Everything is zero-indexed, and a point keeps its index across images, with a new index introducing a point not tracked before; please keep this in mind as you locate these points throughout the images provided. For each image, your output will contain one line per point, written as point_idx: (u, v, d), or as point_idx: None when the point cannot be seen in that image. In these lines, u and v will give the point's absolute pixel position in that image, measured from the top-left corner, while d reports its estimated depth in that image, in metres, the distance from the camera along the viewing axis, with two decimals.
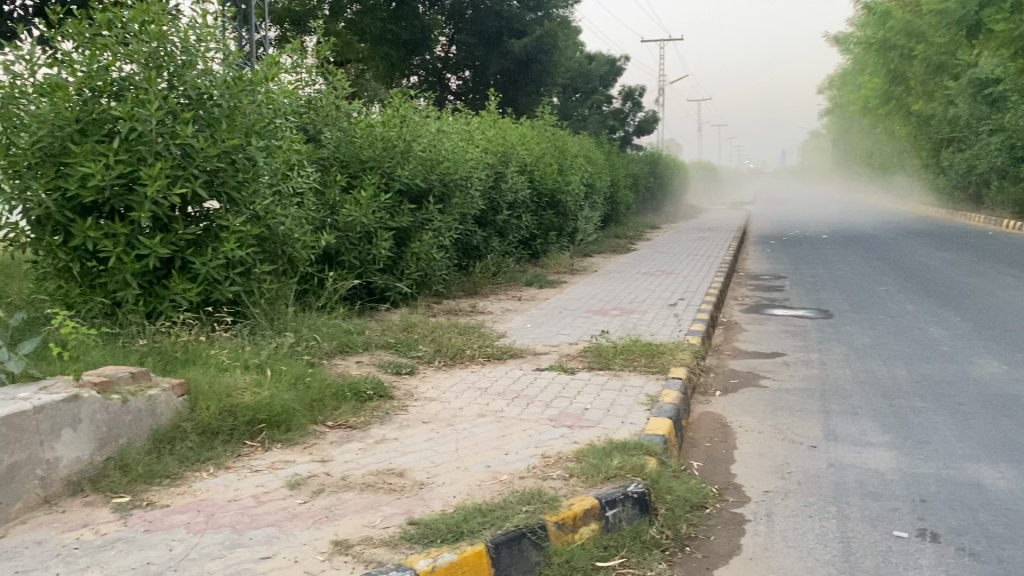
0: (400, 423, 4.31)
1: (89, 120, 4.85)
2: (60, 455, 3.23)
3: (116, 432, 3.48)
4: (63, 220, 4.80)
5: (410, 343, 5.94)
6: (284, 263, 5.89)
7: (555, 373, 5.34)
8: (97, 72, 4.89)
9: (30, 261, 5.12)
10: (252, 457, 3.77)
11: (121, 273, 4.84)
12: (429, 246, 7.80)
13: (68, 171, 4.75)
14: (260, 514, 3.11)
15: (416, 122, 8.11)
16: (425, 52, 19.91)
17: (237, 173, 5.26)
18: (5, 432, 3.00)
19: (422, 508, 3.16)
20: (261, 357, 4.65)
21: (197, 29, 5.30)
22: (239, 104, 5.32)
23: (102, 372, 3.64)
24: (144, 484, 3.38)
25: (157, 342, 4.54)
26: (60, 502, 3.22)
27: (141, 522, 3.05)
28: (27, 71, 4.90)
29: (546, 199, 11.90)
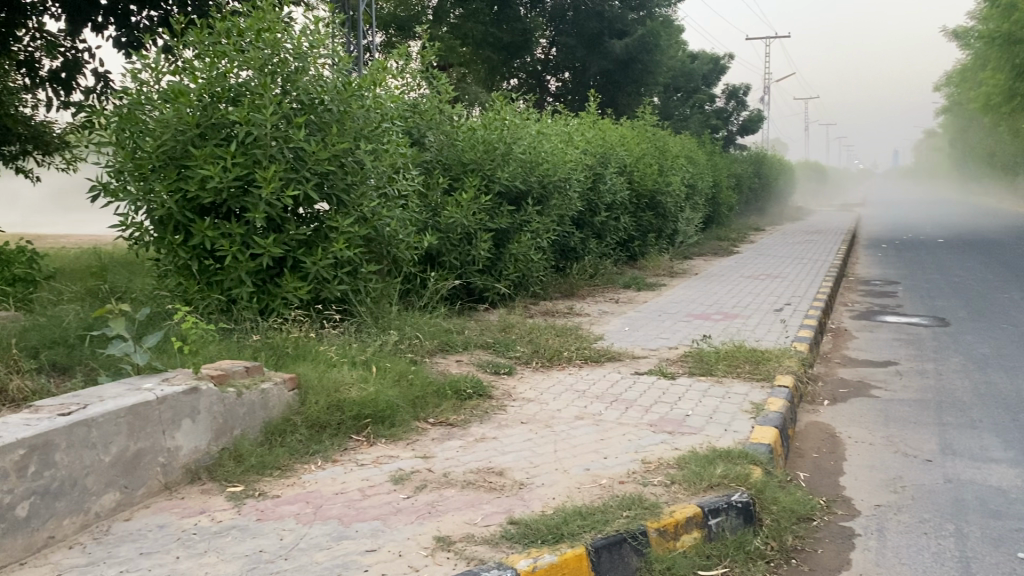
0: (499, 422, 4.34)
1: (209, 124, 5.08)
2: (180, 444, 3.39)
3: (231, 424, 3.65)
4: (184, 219, 5.05)
5: (509, 343, 5.98)
6: (389, 263, 6.03)
7: (656, 377, 5.28)
8: (216, 78, 5.13)
9: (153, 259, 5.43)
10: (358, 452, 3.87)
11: (236, 271, 5.06)
12: (528, 248, 7.84)
13: (189, 174, 4.99)
14: (365, 508, 3.19)
15: (517, 124, 8.18)
16: (526, 54, 20.04)
17: (346, 175, 5.41)
18: (131, 421, 3.17)
19: (522, 508, 3.18)
20: (367, 354, 4.78)
21: (310, 36, 5.48)
22: (348, 109, 5.49)
23: (219, 366, 3.83)
24: (256, 474, 3.52)
25: (270, 337, 4.72)
26: (179, 489, 3.39)
27: (253, 511, 3.17)
28: (152, 79, 5.21)
29: (645, 200, 11.79)
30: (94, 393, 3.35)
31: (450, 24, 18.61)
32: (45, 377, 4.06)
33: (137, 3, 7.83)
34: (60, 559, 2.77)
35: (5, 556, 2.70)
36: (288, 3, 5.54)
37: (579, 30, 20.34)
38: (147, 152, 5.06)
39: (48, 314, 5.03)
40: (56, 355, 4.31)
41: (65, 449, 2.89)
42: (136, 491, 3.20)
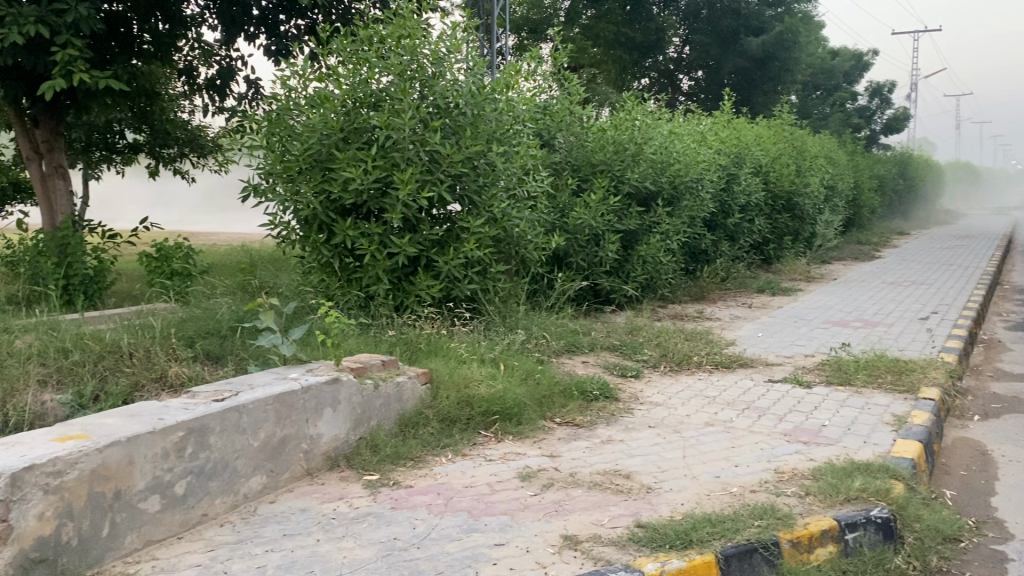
0: (626, 425, 4.32)
1: (351, 128, 5.31)
2: (321, 432, 3.57)
3: (368, 415, 3.81)
4: (327, 219, 5.29)
5: (636, 346, 5.94)
6: (517, 263, 6.11)
7: (790, 386, 5.12)
8: (358, 85, 5.37)
9: (298, 256, 5.72)
10: (486, 447, 3.95)
11: (374, 270, 5.26)
12: (656, 250, 7.75)
13: (333, 176, 5.23)
14: (494, 502, 3.26)
15: (648, 125, 8.12)
16: (658, 53, 19.81)
17: (478, 177, 5.53)
18: (278, 408, 3.36)
19: (649, 511, 3.16)
20: (496, 352, 4.86)
21: (447, 41, 5.61)
22: (481, 112, 5.61)
23: (357, 359, 4.00)
24: (391, 464, 3.65)
25: (404, 333, 4.88)
26: (320, 475, 3.56)
27: (388, 499, 3.29)
28: (300, 85, 5.51)
29: (781, 202, 11.43)
30: (245, 382, 3.56)
31: (582, 25, 18.64)
32: (200, 364, 4.35)
33: (286, 12, 8.24)
34: (212, 536, 2.96)
35: (165, 530, 2.91)
36: (427, 10, 5.69)
37: (713, 28, 19.91)
38: (295, 155, 5.33)
39: (204, 306, 5.39)
40: (210, 344, 4.61)
41: (218, 433, 3.09)
42: (280, 475, 3.38)
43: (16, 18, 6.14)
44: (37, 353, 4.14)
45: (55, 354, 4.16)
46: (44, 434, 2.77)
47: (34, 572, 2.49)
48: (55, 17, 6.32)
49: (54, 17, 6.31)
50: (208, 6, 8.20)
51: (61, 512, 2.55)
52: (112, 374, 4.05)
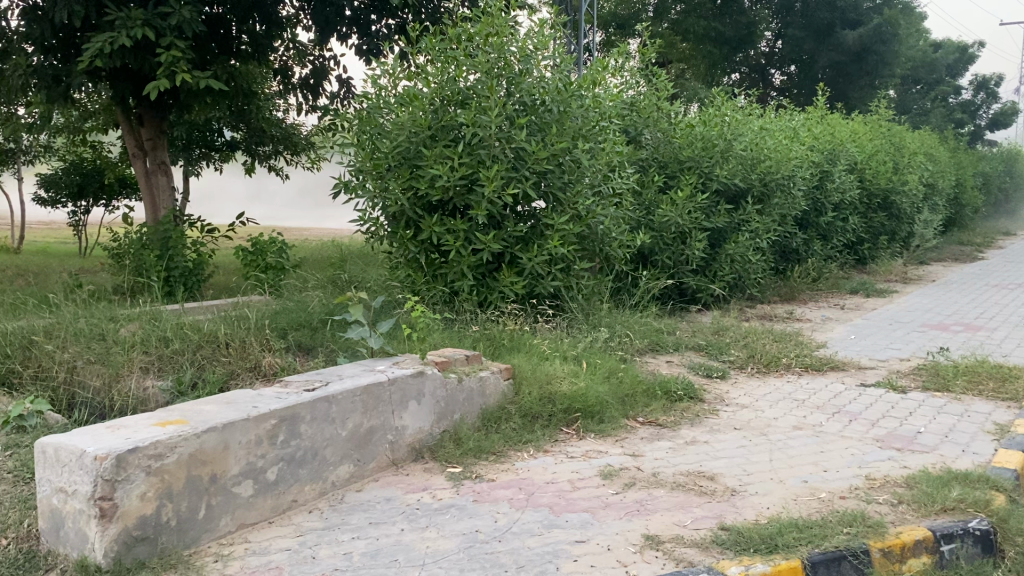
0: (711, 427, 4.26)
1: (439, 126, 5.38)
2: (407, 424, 3.64)
3: (451, 408, 3.87)
4: (414, 215, 5.39)
5: (722, 346, 5.84)
6: (601, 261, 6.08)
7: (884, 390, 4.95)
8: (447, 83, 5.44)
9: (386, 251, 5.84)
10: (568, 444, 3.95)
11: (459, 265, 5.32)
12: (745, 248, 7.58)
13: (420, 173, 5.32)
14: (575, 499, 3.26)
15: (738, 121, 7.96)
16: (749, 48, 19.42)
17: (564, 174, 5.52)
18: (366, 399, 3.44)
19: (734, 514, 3.11)
20: (578, 350, 4.85)
21: (534, 38, 5.62)
22: (567, 109, 5.60)
23: (442, 353, 4.07)
24: (473, 457, 3.69)
25: (488, 329, 4.92)
26: (405, 466, 3.63)
27: (470, 492, 3.34)
28: (390, 83, 5.62)
29: (877, 200, 11.04)
30: (334, 372, 3.66)
31: (671, 20, 18.44)
32: (292, 356, 4.49)
33: (378, 12, 8.40)
34: (301, 522, 3.06)
35: (257, 514, 3.01)
36: (515, 7, 5.72)
37: (808, 22, 19.39)
38: (384, 152, 5.45)
39: (296, 299, 5.55)
40: (302, 336, 4.75)
41: (308, 422, 3.18)
42: (366, 464, 3.47)
43: (125, 22, 6.43)
44: (141, 342, 4.36)
45: (157, 343, 4.37)
46: (147, 419, 2.90)
47: (137, 549, 2.62)
48: (161, 20, 6.59)
49: (159, 20, 6.58)
50: (303, 8, 8.41)
51: (162, 493, 2.67)
52: (210, 363, 4.24)
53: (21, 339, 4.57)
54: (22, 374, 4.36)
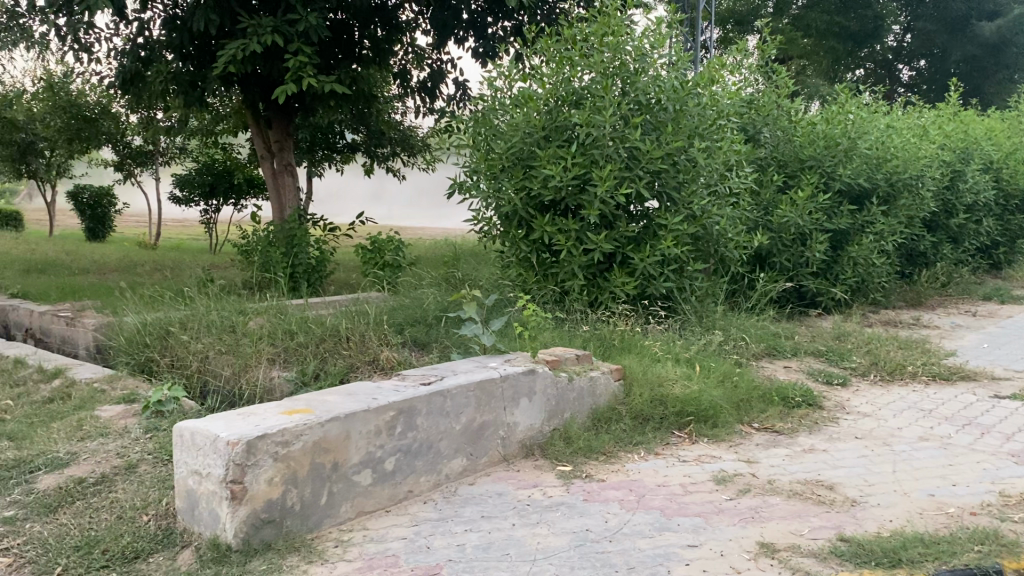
0: (830, 435, 4.12)
1: (553, 127, 5.43)
2: (518, 421, 3.69)
3: (562, 407, 3.91)
4: (527, 215, 5.45)
5: (843, 352, 5.63)
6: (716, 261, 5.96)
7: (1020, 403, 4.66)
8: (561, 84, 5.48)
9: (500, 250, 5.93)
10: (680, 448, 3.90)
11: (570, 265, 5.33)
12: (869, 250, 7.27)
13: (534, 173, 5.37)
14: (687, 504, 3.22)
15: (863, 119, 7.67)
16: (876, 43, 18.64)
17: (679, 173, 5.45)
18: (479, 395, 3.51)
19: (854, 526, 3.01)
20: (691, 352, 4.78)
21: (650, 36, 5.57)
22: (684, 107, 5.52)
23: (553, 352, 4.11)
24: (584, 457, 3.70)
25: (598, 329, 4.91)
26: (516, 461, 3.68)
27: (580, 490, 3.35)
28: (505, 85, 5.71)
29: (1015, 201, 10.39)
30: (449, 367, 3.75)
31: (793, 15, 17.87)
32: (408, 351, 4.62)
33: (494, 15, 8.51)
34: (416, 512, 3.14)
35: (375, 502, 3.11)
36: (631, 7, 5.69)
37: (940, 14, 18.46)
38: (498, 153, 5.54)
39: (412, 296, 5.70)
40: (417, 332, 4.89)
41: (424, 415, 3.27)
42: (479, 459, 3.53)
43: (257, 29, 6.72)
44: (268, 335, 4.61)
45: (283, 336, 4.62)
46: (275, 407, 3.05)
47: (264, 530, 2.75)
48: (289, 26, 6.88)
49: (288, 26, 6.86)
50: (422, 12, 8.59)
51: (287, 479, 2.80)
52: (331, 356, 4.42)
53: (160, 328, 4.98)
54: (160, 363, 4.77)
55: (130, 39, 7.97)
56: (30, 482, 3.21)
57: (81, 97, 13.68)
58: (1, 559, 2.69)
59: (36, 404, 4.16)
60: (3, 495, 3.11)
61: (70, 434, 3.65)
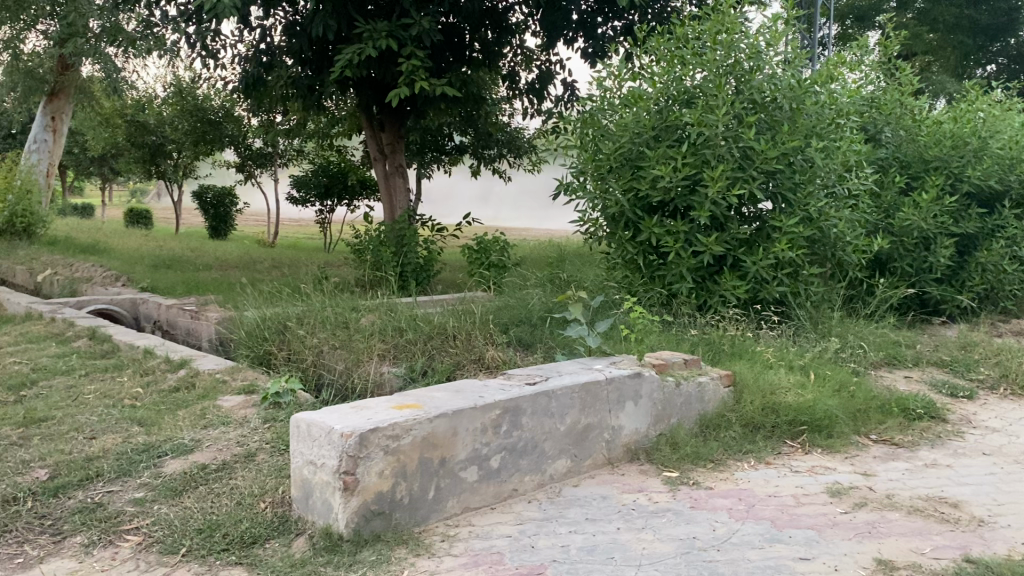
0: (954, 450, 3.91)
1: (663, 126, 5.36)
2: (623, 424, 3.66)
3: (669, 412, 3.86)
4: (634, 216, 5.41)
5: (969, 364, 5.33)
6: (833, 265, 5.75)
7: None
8: (672, 83, 5.40)
9: (606, 251, 5.91)
10: (792, 457, 3.78)
11: (678, 268, 5.25)
12: (1000, 256, 6.86)
13: (643, 174, 5.32)
14: (799, 515, 3.12)
15: (995, 117, 7.25)
16: (1010, 37, 17.56)
17: (795, 174, 5.28)
18: (584, 397, 3.50)
19: (981, 547, 2.84)
20: (805, 359, 4.63)
21: (766, 33, 5.43)
22: (801, 106, 5.35)
23: (660, 356, 4.06)
24: (691, 463, 3.63)
25: (707, 333, 4.82)
26: (620, 465, 3.65)
27: (687, 498, 3.29)
28: (615, 85, 5.69)
29: None
30: (554, 368, 3.75)
31: (917, 10, 17.02)
32: (513, 350, 4.65)
33: (605, 15, 8.47)
34: (521, 510, 3.15)
35: (481, 499, 3.14)
36: (747, 4, 5.56)
37: None
38: (606, 154, 5.52)
39: (518, 296, 5.73)
40: (522, 332, 4.91)
41: (530, 414, 3.28)
42: (583, 461, 3.52)
43: (372, 34, 6.89)
44: (378, 332, 4.74)
45: (392, 333, 4.74)
46: (385, 401, 3.12)
47: (374, 522, 2.82)
48: (403, 31, 7.03)
49: (402, 31, 7.01)
50: (532, 14, 8.65)
51: (397, 472, 2.86)
52: (439, 353, 4.50)
53: (278, 324, 5.19)
54: (277, 356, 4.97)
55: (253, 45, 8.33)
56: (158, 465, 3.39)
57: (207, 102, 14.38)
58: (132, 538, 2.85)
59: (163, 393, 4.39)
60: (134, 477, 3.30)
61: (194, 422, 3.84)
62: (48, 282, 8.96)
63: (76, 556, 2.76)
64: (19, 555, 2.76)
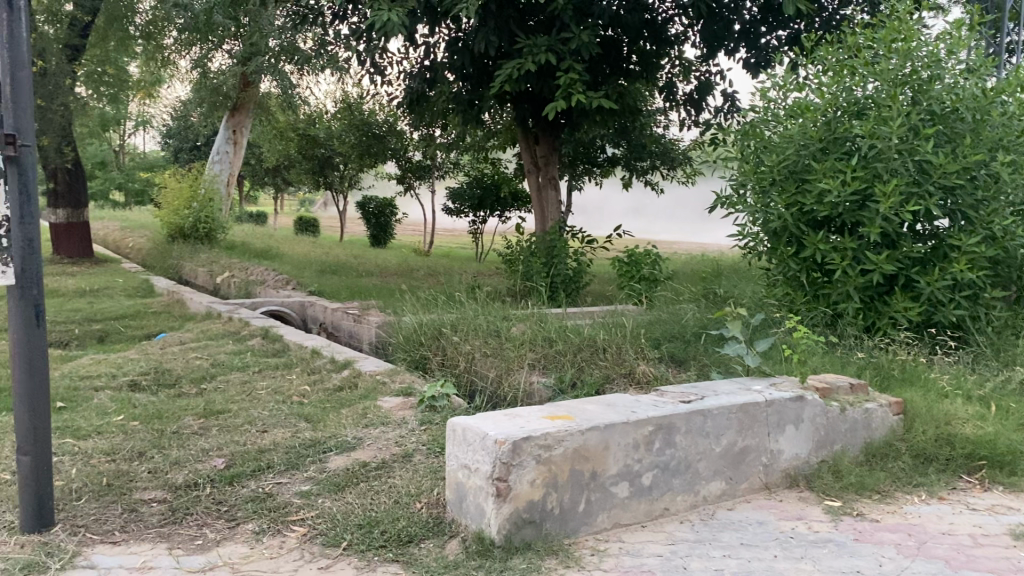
0: None
1: (831, 138, 5.14)
2: (782, 449, 3.52)
3: (832, 438, 3.68)
4: (797, 231, 5.22)
5: None
6: (1018, 289, 5.32)
7: None
8: (841, 93, 5.17)
9: (766, 267, 5.73)
10: (969, 494, 3.51)
11: (844, 286, 5.02)
12: None
13: (808, 188, 5.11)
14: (977, 557, 2.89)
15: None
16: None
17: (977, 190, 4.93)
18: (741, 418, 3.39)
19: None
20: (985, 390, 4.29)
21: (947, 41, 5.12)
22: (986, 117, 5.00)
23: (824, 378, 3.89)
24: (854, 493, 3.44)
25: (875, 357, 4.57)
26: (778, 491, 3.51)
27: (851, 529, 3.12)
28: (780, 95, 5.53)
29: None
30: (710, 386, 3.65)
31: None
32: (666, 366, 4.58)
33: (769, 24, 8.23)
34: (673, 530, 3.09)
35: (632, 516, 3.10)
36: (926, 10, 5.26)
37: None
38: (769, 167, 5.35)
39: (671, 311, 5.64)
40: (675, 348, 4.83)
41: (684, 433, 3.21)
42: (739, 484, 3.41)
43: (532, 49, 6.99)
44: (529, 341, 4.80)
45: (543, 343, 4.78)
46: (538, 411, 3.14)
47: (525, 530, 2.84)
48: (562, 44, 7.10)
49: (561, 45, 7.07)
50: (693, 25, 8.54)
51: (549, 482, 2.87)
52: (589, 365, 4.49)
53: (433, 329, 5.36)
54: (433, 361, 5.13)
55: (418, 61, 8.64)
56: (323, 460, 3.57)
57: (372, 116, 15.05)
58: (298, 529, 3.00)
59: (327, 391, 4.62)
60: (300, 470, 3.48)
61: (356, 420, 4.02)
62: (227, 285, 9.64)
63: (247, 542, 2.94)
64: (199, 537, 2.97)
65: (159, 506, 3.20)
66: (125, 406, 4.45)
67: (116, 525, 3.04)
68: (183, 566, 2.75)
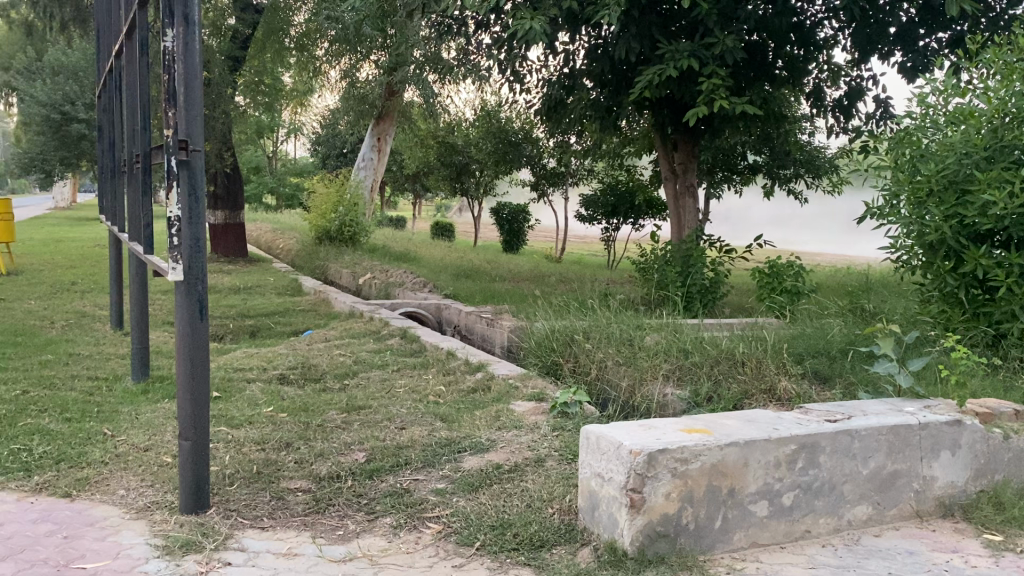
0: None
1: (998, 146, 4.81)
2: (936, 475, 3.32)
3: (992, 467, 3.45)
4: (956, 246, 4.92)
5: None
6: None
7: None
8: (1011, 98, 4.82)
9: (920, 282, 5.43)
10: None
11: (1009, 305, 4.68)
12: None
13: (970, 199, 4.80)
14: None
15: None
16: None
17: None
18: (891, 440, 3.22)
19: None
20: None
21: None
22: None
23: (985, 403, 3.63)
24: (1018, 528, 3.19)
25: None
26: (931, 520, 3.30)
27: (1013, 567, 2.89)
28: (941, 100, 5.22)
29: None
30: (857, 405, 3.49)
31: None
32: (809, 383, 4.40)
33: (929, 26, 7.79)
34: (814, 554, 2.95)
35: (771, 536, 2.99)
36: None
37: None
38: (926, 176, 5.04)
39: (815, 325, 5.43)
40: (819, 364, 4.65)
41: (829, 453, 3.08)
42: (888, 510, 3.23)
43: (674, 54, 6.88)
44: (664, 351, 4.73)
45: (677, 353, 4.70)
46: (674, 423, 3.09)
47: (658, 544, 2.79)
48: (705, 50, 6.96)
49: (705, 50, 6.93)
50: (844, 29, 8.21)
51: (685, 496, 2.81)
52: (726, 379, 4.38)
53: (566, 335, 5.36)
54: (565, 368, 5.14)
55: (558, 68, 8.70)
56: (458, 460, 3.64)
57: (509, 124, 15.26)
58: (433, 526, 3.07)
59: (462, 393, 4.71)
60: (436, 469, 3.56)
61: (490, 423, 4.07)
62: (369, 286, 10.00)
63: (386, 535, 3.03)
64: (340, 528, 3.09)
65: (303, 496, 3.34)
66: (274, 398, 4.69)
67: (264, 512, 3.20)
68: (325, 554, 2.87)
